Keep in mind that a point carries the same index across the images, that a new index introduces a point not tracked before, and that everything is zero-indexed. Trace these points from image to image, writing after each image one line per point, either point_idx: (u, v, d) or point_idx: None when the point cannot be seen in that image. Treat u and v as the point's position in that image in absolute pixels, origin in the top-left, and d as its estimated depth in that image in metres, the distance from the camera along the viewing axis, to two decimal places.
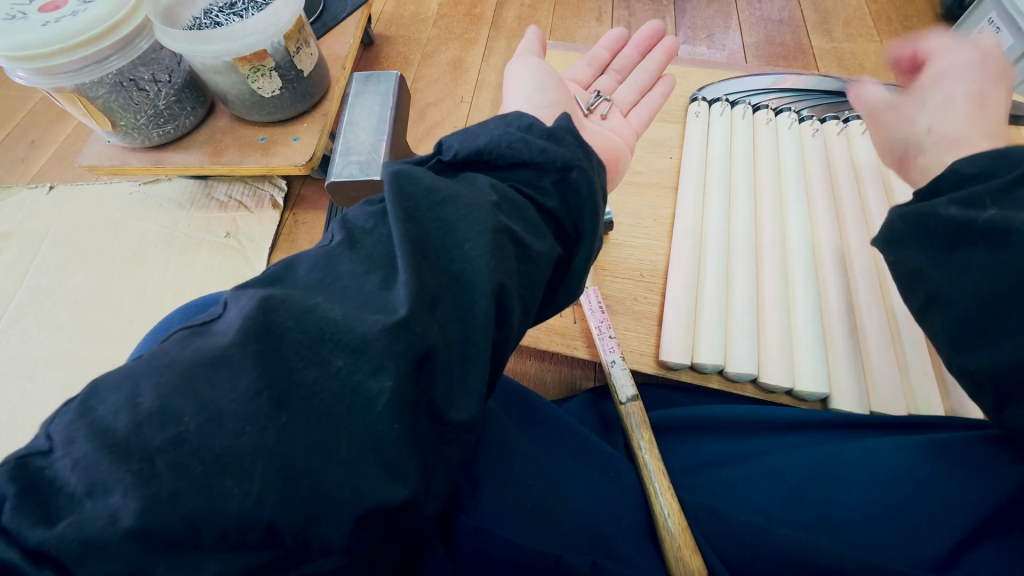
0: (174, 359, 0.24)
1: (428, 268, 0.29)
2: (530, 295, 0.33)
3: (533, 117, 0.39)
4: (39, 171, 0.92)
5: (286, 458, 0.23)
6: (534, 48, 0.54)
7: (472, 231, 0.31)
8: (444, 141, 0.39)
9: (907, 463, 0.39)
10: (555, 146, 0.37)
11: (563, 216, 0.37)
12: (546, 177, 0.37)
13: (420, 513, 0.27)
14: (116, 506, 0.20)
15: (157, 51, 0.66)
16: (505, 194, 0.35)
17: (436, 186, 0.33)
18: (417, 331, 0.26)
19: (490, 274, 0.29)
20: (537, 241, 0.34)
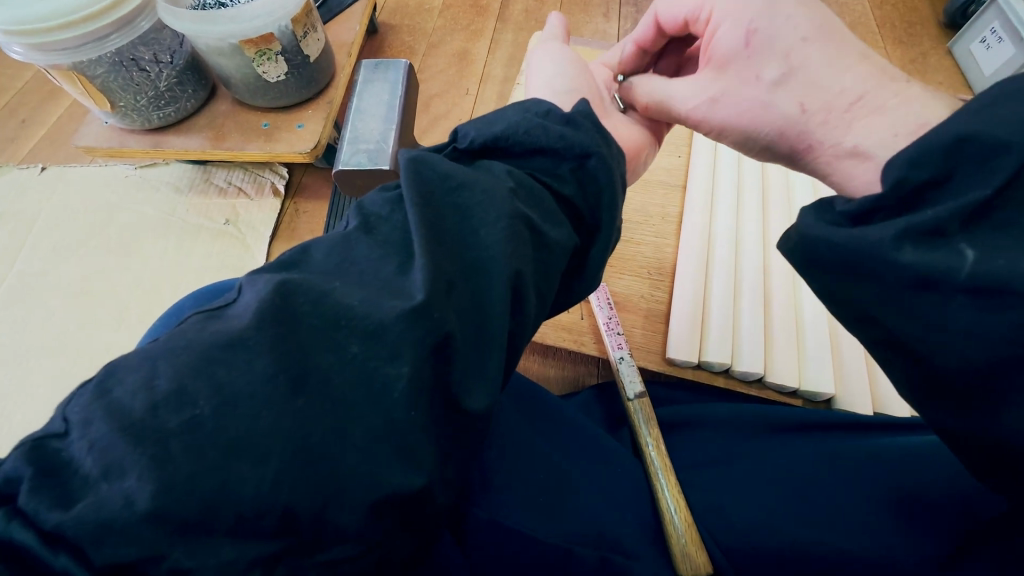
0: (190, 341, 0.23)
1: (444, 253, 0.29)
2: (546, 284, 0.33)
3: (551, 103, 0.39)
4: (30, 152, 0.89)
5: (303, 441, 0.22)
6: (559, 34, 0.53)
7: (489, 218, 0.30)
8: (460, 129, 0.39)
9: (908, 465, 0.40)
10: (575, 131, 0.37)
11: (580, 203, 0.37)
12: (563, 164, 0.36)
13: (434, 503, 0.26)
14: (131, 489, 0.20)
15: (159, 31, 0.64)
16: (522, 181, 0.34)
17: (453, 172, 0.32)
18: (434, 317, 0.26)
19: (507, 260, 0.29)
20: (553, 229, 0.34)
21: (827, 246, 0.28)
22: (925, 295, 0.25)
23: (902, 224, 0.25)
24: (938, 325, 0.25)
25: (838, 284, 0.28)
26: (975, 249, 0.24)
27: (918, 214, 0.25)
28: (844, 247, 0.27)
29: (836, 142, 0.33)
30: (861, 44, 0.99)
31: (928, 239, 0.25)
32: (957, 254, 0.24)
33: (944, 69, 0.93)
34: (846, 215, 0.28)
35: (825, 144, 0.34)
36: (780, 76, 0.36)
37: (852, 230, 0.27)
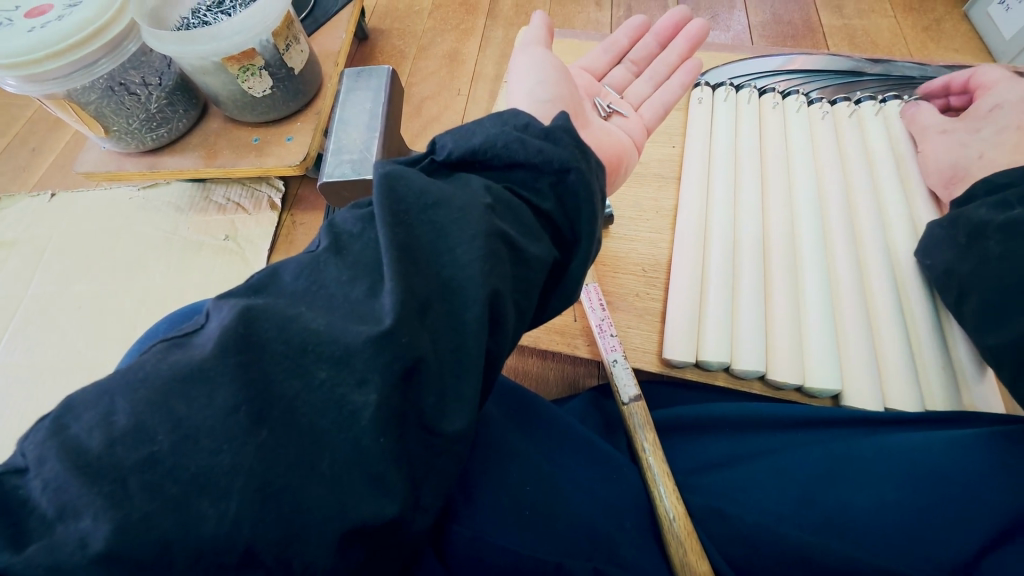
0: (150, 373, 0.23)
1: (418, 274, 0.28)
2: (525, 300, 0.32)
3: (530, 115, 0.38)
4: (40, 179, 0.92)
5: (266, 475, 0.22)
6: (542, 36, 0.51)
7: (463, 236, 0.29)
8: (438, 140, 0.38)
9: (919, 461, 0.39)
10: (552, 145, 0.35)
11: (559, 217, 0.36)
12: (542, 178, 0.35)
13: (409, 529, 0.25)
14: (86, 531, 0.20)
15: (147, 54, 0.65)
16: (500, 196, 0.33)
17: (428, 188, 0.31)
18: (404, 342, 0.25)
19: (484, 279, 0.28)
20: (532, 244, 0.33)
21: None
22: None
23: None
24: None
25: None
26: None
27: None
28: None
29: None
30: (868, 15, 0.94)
31: None
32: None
33: (961, 35, 0.88)
34: None
35: None
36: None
37: None
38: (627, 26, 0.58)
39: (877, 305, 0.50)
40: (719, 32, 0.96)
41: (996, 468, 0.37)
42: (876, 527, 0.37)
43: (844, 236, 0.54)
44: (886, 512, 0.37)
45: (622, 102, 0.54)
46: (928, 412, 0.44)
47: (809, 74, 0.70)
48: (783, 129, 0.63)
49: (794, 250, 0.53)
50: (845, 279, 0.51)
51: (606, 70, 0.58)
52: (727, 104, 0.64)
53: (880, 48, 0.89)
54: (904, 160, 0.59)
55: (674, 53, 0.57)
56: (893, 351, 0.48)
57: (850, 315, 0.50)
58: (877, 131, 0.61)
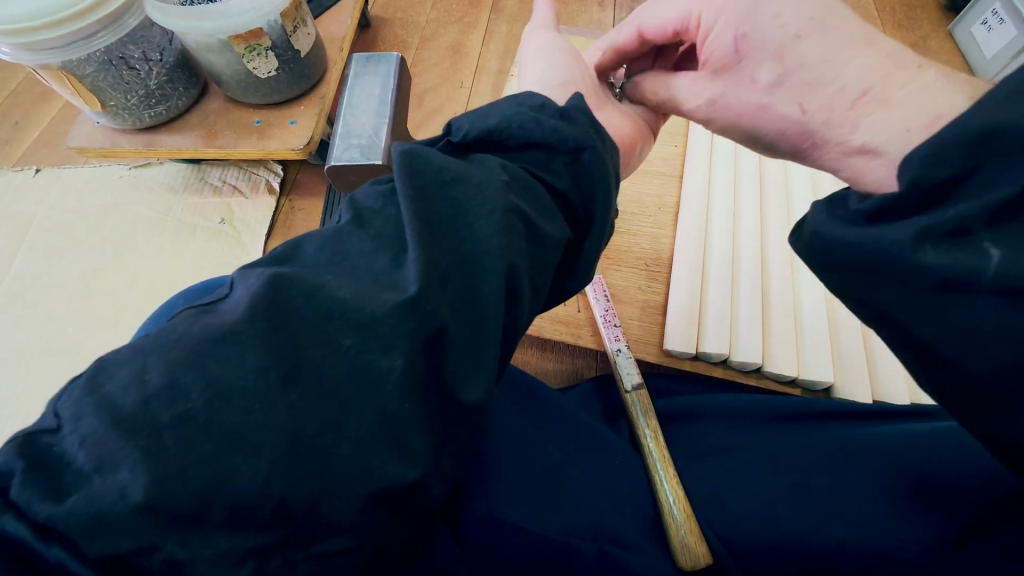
0: (182, 334, 0.23)
1: (437, 246, 0.28)
2: (540, 277, 0.33)
3: (544, 97, 0.38)
4: (24, 154, 0.89)
5: (296, 434, 0.22)
6: (551, 18, 0.52)
7: (482, 211, 0.30)
8: (454, 122, 0.38)
9: (907, 450, 0.41)
10: (567, 124, 0.36)
11: (574, 196, 0.36)
12: (557, 158, 0.36)
13: (429, 494, 0.26)
14: (125, 482, 0.20)
15: (148, 28, 0.64)
16: (516, 174, 0.34)
17: (447, 165, 0.31)
18: (428, 310, 0.26)
19: (502, 253, 0.29)
20: (547, 223, 0.33)
21: (844, 246, 0.28)
22: (949, 296, 0.25)
23: (921, 224, 0.25)
24: (964, 326, 0.25)
25: (853, 280, 0.28)
26: (1001, 248, 0.24)
27: (938, 212, 0.25)
28: (863, 247, 0.27)
29: (844, 137, 0.32)
30: None
31: (950, 240, 0.25)
32: (981, 254, 0.24)
33: (946, 52, 0.92)
34: (863, 213, 0.28)
35: (778, 141, 0.37)
36: (776, 78, 0.35)
37: (869, 229, 0.27)
38: None
39: None
40: None
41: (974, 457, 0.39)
42: (865, 510, 0.39)
43: None
44: (874, 494, 0.39)
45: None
46: (912, 407, 0.47)
47: None
48: None
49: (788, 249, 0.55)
50: None
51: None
52: None
53: None
54: None
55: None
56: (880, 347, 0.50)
57: (841, 313, 0.52)
58: None
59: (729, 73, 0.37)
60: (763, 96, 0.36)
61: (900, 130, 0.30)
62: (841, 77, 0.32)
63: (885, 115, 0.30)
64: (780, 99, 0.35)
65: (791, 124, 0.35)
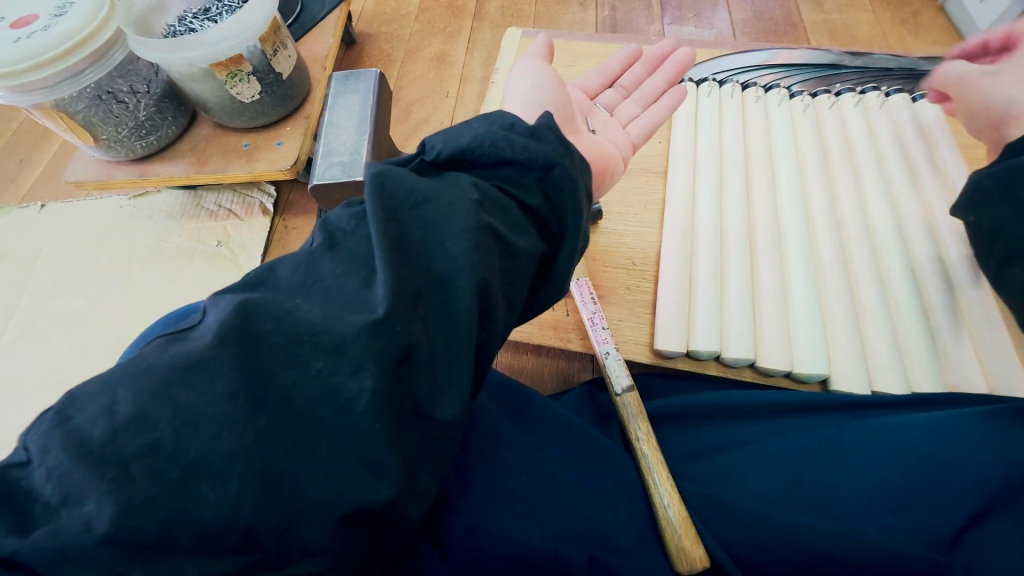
0: (152, 364, 0.23)
1: (408, 265, 0.29)
2: (515, 292, 0.33)
3: (515, 115, 0.38)
4: (29, 191, 0.92)
5: (265, 459, 0.22)
6: (543, 51, 0.51)
7: (454, 229, 0.30)
8: (427, 141, 0.38)
9: (905, 440, 0.40)
10: (537, 143, 0.36)
11: (546, 213, 0.36)
12: (529, 175, 0.36)
13: (406, 514, 0.26)
14: (90, 514, 0.20)
15: (134, 62, 0.65)
16: (487, 192, 0.34)
17: (418, 185, 0.32)
18: (396, 330, 0.26)
19: (473, 270, 0.29)
20: (519, 238, 0.33)
21: None
22: None
23: None
24: None
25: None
26: None
27: None
28: None
29: None
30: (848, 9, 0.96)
31: None
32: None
33: (938, 26, 0.90)
34: None
35: None
36: None
37: None
38: (619, 54, 0.59)
39: (862, 290, 0.51)
40: (703, 30, 0.97)
41: (980, 444, 0.37)
42: (860, 505, 0.38)
43: (827, 223, 0.55)
44: (874, 492, 0.38)
45: (610, 122, 0.54)
46: (913, 394, 0.45)
47: (791, 67, 0.71)
48: (766, 122, 0.64)
49: (777, 239, 0.54)
50: (829, 266, 0.52)
51: (600, 87, 0.58)
52: (710, 99, 0.65)
53: (859, 41, 0.91)
54: (886, 149, 0.60)
55: (659, 82, 0.57)
56: (878, 334, 0.49)
57: (836, 303, 0.50)
58: (857, 121, 0.63)
59: None
60: None
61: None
62: None
63: None
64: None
65: None
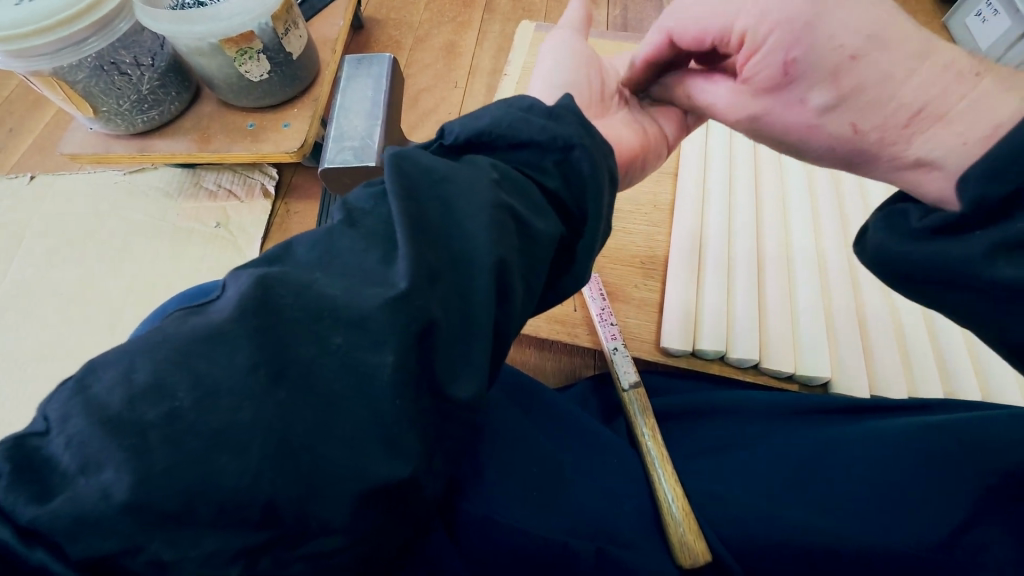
0: (170, 335, 0.23)
1: (429, 244, 0.28)
2: (532, 276, 0.33)
3: (534, 98, 0.38)
4: (18, 161, 0.88)
5: (284, 433, 0.22)
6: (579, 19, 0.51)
7: (472, 209, 0.30)
8: (445, 125, 0.38)
9: (906, 444, 0.40)
10: (556, 124, 0.36)
11: (565, 196, 0.36)
12: (547, 157, 0.35)
13: (423, 493, 0.26)
14: (108, 482, 0.20)
15: (139, 33, 0.63)
16: (506, 173, 0.34)
17: (436, 165, 0.31)
18: (417, 306, 0.25)
19: (492, 250, 0.29)
20: (539, 220, 0.33)
21: (907, 261, 0.32)
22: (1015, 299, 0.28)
23: (992, 238, 0.28)
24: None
25: (928, 291, 0.32)
26: None
27: (1005, 227, 0.28)
28: (935, 263, 0.30)
29: (898, 154, 0.34)
30: None
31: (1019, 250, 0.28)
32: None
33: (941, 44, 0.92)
34: (928, 228, 0.31)
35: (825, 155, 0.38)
36: (830, 102, 0.35)
37: (936, 245, 0.30)
38: None
39: (865, 299, 0.53)
40: None
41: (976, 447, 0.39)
42: (859, 503, 0.39)
43: (832, 229, 0.56)
44: (874, 493, 0.39)
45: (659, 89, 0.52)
46: (911, 399, 0.46)
47: None
48: None
49: (784, 245, 0.55)
50: (833, 273, 0.53)
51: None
52: None
53: None
54: None
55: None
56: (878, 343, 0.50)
57: (837, 309, 0.52)
58: None
59: (776, 94, 0.37)
60: (814, 119, 0.36)
61: (956, 145, 0.31)
62: (898, 97, 0.33)
63: (939, 134, 0.32)
64: (832, 120, 0.36)
65: (844, 143, 0.36)
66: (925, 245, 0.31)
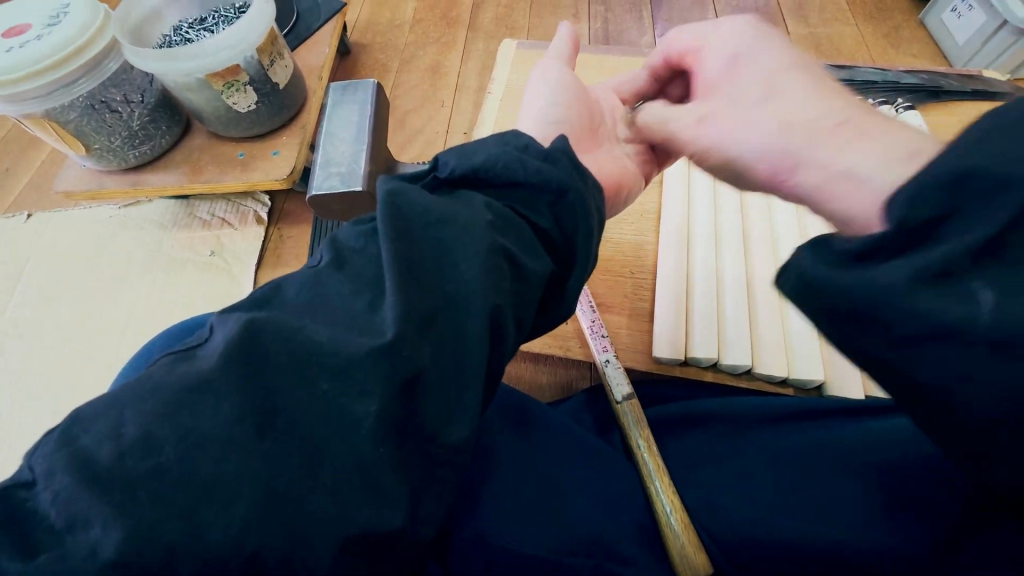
0: (159, 384, 0.23)
1: (420, 287, 0.29)
2: (524, 313, 0.33)
3: (531, 137, 0.39)
4: (16, 200, 0.90)
5: (271, 483, 0.23)
6: (565, 51, 0.51)
7: (467, 252, 0.31)
8: (441, 157, 0.38)
9: (906, 448, 0.40)
10: (551, 167, 0.37)
11: (557, 235, 0.37)
12: (541, 198, 0.36)
13: (412, 537, 0.26)
14: (96, 539, 0.20)
15: (128, 71, 0.65)
16: (501, 214, 0.34)
17: (432, 206, 0.32)
18: (405, 355, 0.26)
19: (485, 295, 0.29)
20: (531, 260, 0.34)
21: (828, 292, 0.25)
22: (939, 344, 0.23)
23: (912, 267, 0.23)
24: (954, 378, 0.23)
25: (843, 332, 0.26)
26: (992, 292, 0.22)
27: (928, 254, 0.23)
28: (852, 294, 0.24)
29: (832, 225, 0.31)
30: (832, 23, 0.99)
31: (943, 283, 0.23)
32: (972, 300, 0.22)
33: (919, 40, 0.94)
34: (847, 253, 0.25)
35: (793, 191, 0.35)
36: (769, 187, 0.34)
37: (855, 273, 0.24)
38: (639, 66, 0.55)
39: None
40: None
41: None
42: (859, 508, 0.38)
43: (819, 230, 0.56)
44: (872, 499, 0.39)
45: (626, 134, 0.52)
46: None
47: None
48: None
49: (771, 249, 0.56)
50: None
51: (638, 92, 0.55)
52: None
53: (844, 54, 0.94)
54: None
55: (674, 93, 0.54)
56: None
57: None
58: None
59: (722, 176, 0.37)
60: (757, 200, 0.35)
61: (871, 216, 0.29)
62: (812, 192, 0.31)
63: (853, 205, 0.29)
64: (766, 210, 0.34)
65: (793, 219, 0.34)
66: (852, 275, 0.24)
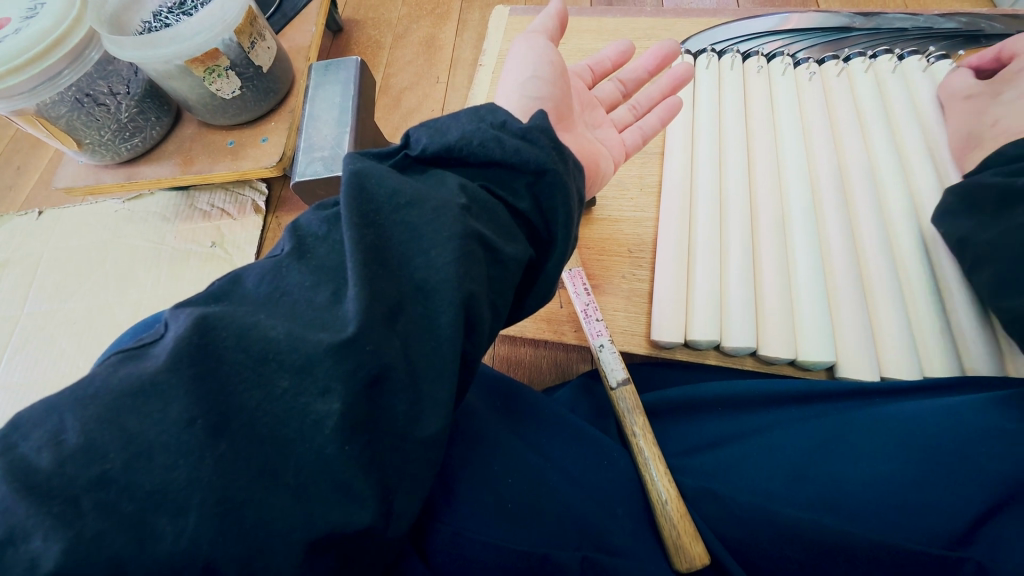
0: (101, 387, 0.22)
1: (387, 276, 0.27)
2: (501, 302, 0.31)
3: (508, 111, 0.36)
4: (27, 198, 0.92)
5: (226, 488, 0.22)
6: (551, 26, 0.47)
7: (436, 237, 0.29)
8: (412, 133, 0.36)
9: (922, 435, 0.37)
10: (529, 146, 0.34)
11: (536, 218, 0.35)
12: (519, 179, 0.34)
13: (382, 537, 0.25)
14: (37, 552, 0.19)
15: (112, 62, 0.64)
16: (476, 196, 0.32)
17: (401, 188, 0.30)
18: (369, 351, 0.25)
19: (458, 283, 0.28)
20: (507, 244, 0.32)
21: None
22: None
23: None
24: None
25: None
26: None
27: None
28: None
29: None
30: None
31: None
32: None
33: None
34: None
35: None
36: None
37: None
38: (613, 49, 0.53)
39: (872, 269, 0.48)
40: None
41: (991, 430, 0.35)
42: (866, 498, 0.36)
43: (834, 197, 0.52)
44: (883, 487, 0.36)
45: (605, 121, 0.49)
46: (924, 379, 0.43)
47: (797, 33, 0.67)
48: (769, 93, 0.60)
49: (782, 221, 0.52)
50: (835, 246, 0.49)
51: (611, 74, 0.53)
52: (708, 72, 0.61)
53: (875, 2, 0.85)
54: (898, 118, 0.56)
55: (656, 88, 0.52)
56: (889, 320, 0.46)
57: (843, 285, 0.48)
58: (868, 86, 0.59)
59: None
60: None
61: None
62: None
63: None
64: None
65: None
66: None
